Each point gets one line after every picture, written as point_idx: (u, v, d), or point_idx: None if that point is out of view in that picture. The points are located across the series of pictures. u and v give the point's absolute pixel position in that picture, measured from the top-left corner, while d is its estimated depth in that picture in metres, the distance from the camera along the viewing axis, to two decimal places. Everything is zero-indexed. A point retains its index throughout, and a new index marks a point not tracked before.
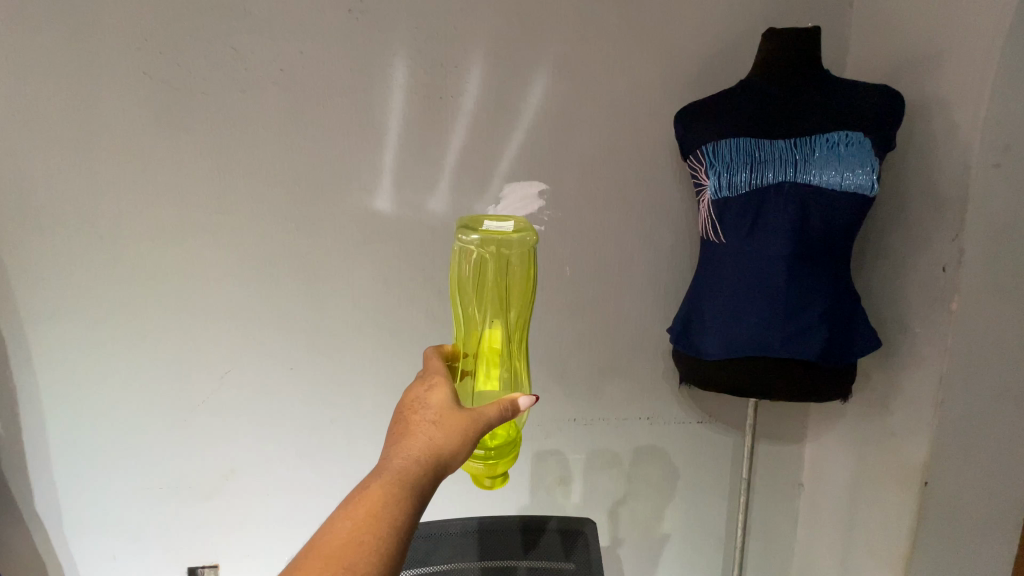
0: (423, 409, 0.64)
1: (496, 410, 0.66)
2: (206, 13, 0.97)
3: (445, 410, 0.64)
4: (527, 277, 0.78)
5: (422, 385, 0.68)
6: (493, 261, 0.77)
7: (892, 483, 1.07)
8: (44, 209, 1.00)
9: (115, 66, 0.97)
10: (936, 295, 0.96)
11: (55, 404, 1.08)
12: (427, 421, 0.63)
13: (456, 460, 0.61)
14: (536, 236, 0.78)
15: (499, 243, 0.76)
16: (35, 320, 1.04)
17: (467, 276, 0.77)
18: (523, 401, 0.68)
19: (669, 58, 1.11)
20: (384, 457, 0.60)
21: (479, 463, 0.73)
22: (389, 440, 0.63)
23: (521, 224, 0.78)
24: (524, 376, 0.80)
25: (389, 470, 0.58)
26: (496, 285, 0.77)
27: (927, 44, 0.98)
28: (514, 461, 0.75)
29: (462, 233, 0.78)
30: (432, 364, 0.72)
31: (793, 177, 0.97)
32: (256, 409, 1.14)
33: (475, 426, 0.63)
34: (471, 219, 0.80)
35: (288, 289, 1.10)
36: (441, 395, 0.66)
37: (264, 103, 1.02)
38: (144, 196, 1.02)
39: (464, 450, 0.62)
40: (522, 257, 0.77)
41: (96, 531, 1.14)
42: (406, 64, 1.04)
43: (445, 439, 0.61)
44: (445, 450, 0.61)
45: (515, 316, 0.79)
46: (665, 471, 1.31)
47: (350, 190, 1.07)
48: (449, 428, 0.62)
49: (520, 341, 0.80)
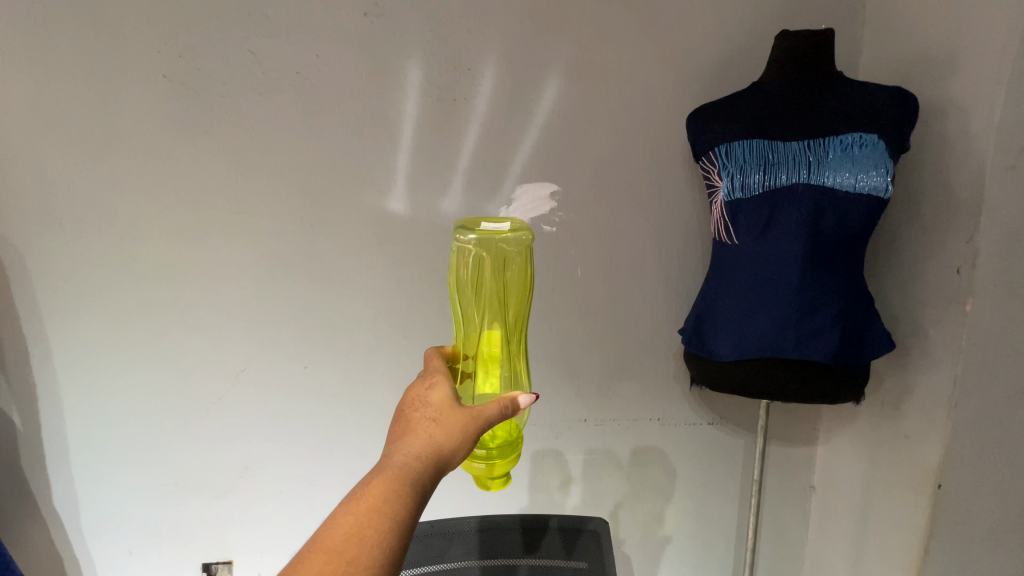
0: (423, 407, 0.66)
1: (496, 408, 0.67)
2: (226, 18, 1.00)
3: (445, 408, 0.66)
4: (525, 276, 0.79)
5: (424, 384, 0.70)
6: (491, 261, 0.78)
7: (905, 486, 1.06)
8: (70, 209, 1.03)
9: (136, 70, 1.00)
10: (951, 296, 0.96)
11: (76, 400, 1.11)
12: (428, 419, 0.65)
13: (457, 456, 0.63)
14: (531, 235, 0.78)
15: (495, 243, 0.77)
16: (59, 318, 1.08)
17: (466, 277, 0.78)
18: (523, 399, 0.69)
19: (682, 58, 1.12)
20: (386, 454, 0.62)
21: (480, 464, 0.74)
22: (391, 438, 0.65)
23: (517, 223, 0.79)
24: (524, 375, 0.82)
25: (390, 466, 0.59)
26: (495, 285, 0.78)
27: (941, 44, 0.97)
28: (515, 461, 0.76)
29: (460, 233, 0.78)
30: (433, 364, 0.74)
31: (807, 179, 0.96)
32: (271, 406, 1.16)
33: (474, 423, 0.65)
34: (469, 219, 0.80)
35: (303, 289, 1.12)
36: (441, 394, 0.68)
37: (281, 105, 1.04)
38: (164, 198, 1.05)
39: (464, 446, 0.63)
40: (520, 256, 0.78)
41: (115, 524, 1.17)
42: (420, 66, 1.05)
43: (446, 436, 0.63)
44: (446, 447, 0.63)
45: (513, 316, 0.80)
46: (676, 472, 1.31)
47: (364, 191, 1.09)
48: (449, 426, 0.64)
49: (518, 341, 0.82)
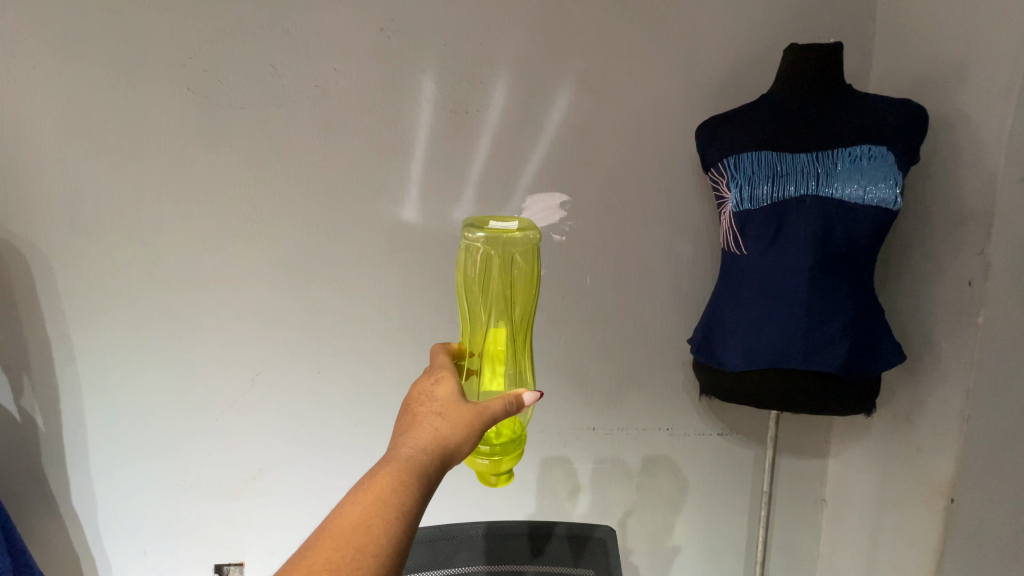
0: (429, 402, 0.68)
1: (500, 404, 0.68)
2: (249, 34, 1.04)
3: (451, 403, 0.67)
4: (532, 275, 0.81)
5: (430, 379, 0.71)
6: (498, 259, 0.79)
7: (918, 500, 1.05)
8: (97, 218, 1.07)
9: (161, 83, 1.04)
10: (962, 309, 0.95)
11: (96, 400, 1.14)
12: (433, 413, 0.66)
13: (462, 450, 0.64)
14: (539, 234, 0.80)
15: (503, 242, 0.79)
16: (83, 320, 1.11)
17: (474, 276, 0.80)
18: (527, 396, 0.70)
19: (692, 72, 1.13)
20: (391, 447, 0.63)
21: (485, 460, 0.74)
22: (396, 431, 0.66)
23: (524, 223, 0.81)
24: (529, 374, 0.82)
25: (397, 459, 0.61)
26: (501, 284, 0.79)
27: (951, 57, 0.98)
28: (518, 459, 0.76)
29: (469, 232, 0.80)
30: (439, 360, 0.75)
31: (816, 190, 0.97)
32: (285, 411, 1.18)
33: (479, 418, 0.66)
34: (477, 218, 0.82)
35: (318, 295, 1.14)
36: (446, 388, 0.69)
37: (299, 117, 1.07)
38: (185, 205, 1.09)
39: (469, 441, 0.65)
40: (527, 255, 0.80)
41: (132, 524, 1.20)
42: (435, 79, 1.08)
43: (451, 431, 0.64)
44: (451, 441, 0.64)
45: (519, 315, 0.81)
46: (685, 483, 1.31)
47: (378, 200, 1.11)
48: (455, 420, 0.65)
49: (524, 339, 0.82)
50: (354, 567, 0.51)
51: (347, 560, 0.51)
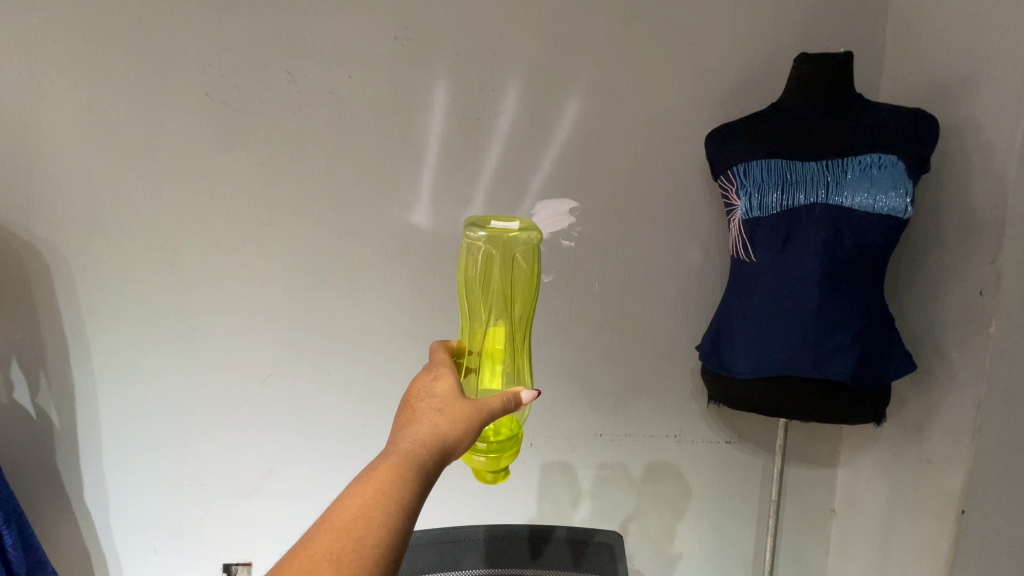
0: (428, 398, 0.69)
1: (498, 402, 0.69)
2: (268, 42, 1.06)
3: (449, 399, 0.68)
4: (532, 276, 0.81)
5: (429, 376, 0.72)
6: (500, 259, 0.79)
7: (928, 512, 1.04)
8: (113, 220, 1.10)
9: (180, 90, 1.06)
10: (974, 319, 0.95)
11: (109, 398, 1.16)
12: (433, 409, 0.67)
13: (459, 446, 0.65)
14: (541, 235, 0.80)
15: (504, 241, 0.79)
16: (99, 320, 1.13)
17: (475, 274, 0.81)
18: (524, 394, 0.71)
19: (702, 80, 1.14)
20: (391, 441, 0.64)
21: (481, 457, 0.74)
22: (396, 426, 0.67)
23: (526, 223, 0.81)
24: (527, 373, 0.83)
25: (396, 452, 0.61)
26: (502, 285, 0.79)
27: (962, 67, 0.98)
28: (515, 456, 0.76)
29: (471, 231, 0.81)
30: (438, 357, 0.76)
31: (826, 198, 0.97)
32: (294, 411, 1.20)
33: (477, 415, 0.67)
34: (480, 218, 0.83)
35: (329, 298, 1.16)
36: (445, 385, 0.70)
37: (314, 123, 1.09)
38: (200, 207, 1.10)
39: (467, 436, 0.65)
40: (527, 254, 0.80)
41: (141, 523, 1.22)
42: (447, 86, 1.10)
43: (450, 426, 0.65)
44: (450, 436, 0.64)
45: (518, 315, 0.81)
46: (692, 490, 1.30)
47: (391, 205, 1.13)
48: (454, 416, 0.66)
49: (523, 338, 0.83)
50: (354, 558, 0.52)
51: (347, 551, 0.52)
